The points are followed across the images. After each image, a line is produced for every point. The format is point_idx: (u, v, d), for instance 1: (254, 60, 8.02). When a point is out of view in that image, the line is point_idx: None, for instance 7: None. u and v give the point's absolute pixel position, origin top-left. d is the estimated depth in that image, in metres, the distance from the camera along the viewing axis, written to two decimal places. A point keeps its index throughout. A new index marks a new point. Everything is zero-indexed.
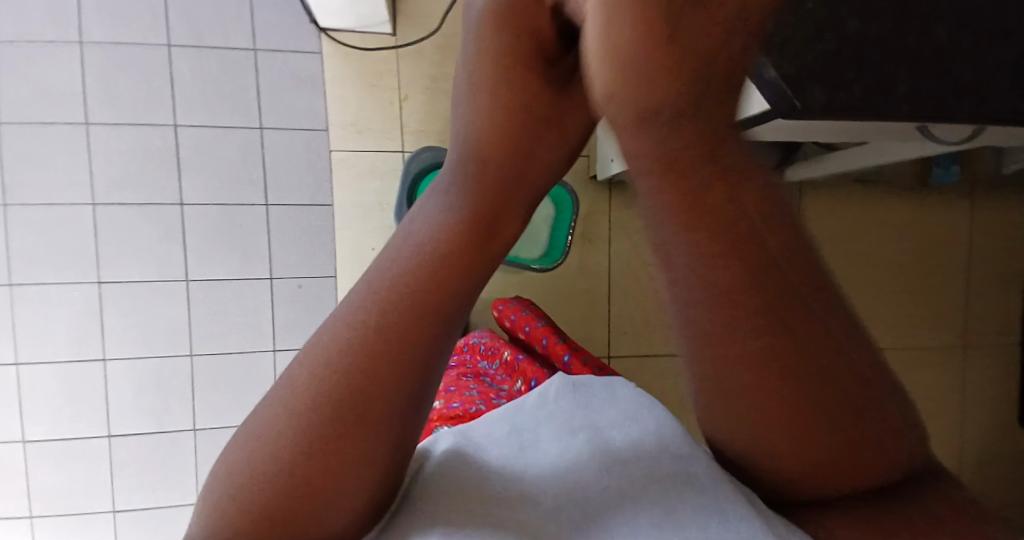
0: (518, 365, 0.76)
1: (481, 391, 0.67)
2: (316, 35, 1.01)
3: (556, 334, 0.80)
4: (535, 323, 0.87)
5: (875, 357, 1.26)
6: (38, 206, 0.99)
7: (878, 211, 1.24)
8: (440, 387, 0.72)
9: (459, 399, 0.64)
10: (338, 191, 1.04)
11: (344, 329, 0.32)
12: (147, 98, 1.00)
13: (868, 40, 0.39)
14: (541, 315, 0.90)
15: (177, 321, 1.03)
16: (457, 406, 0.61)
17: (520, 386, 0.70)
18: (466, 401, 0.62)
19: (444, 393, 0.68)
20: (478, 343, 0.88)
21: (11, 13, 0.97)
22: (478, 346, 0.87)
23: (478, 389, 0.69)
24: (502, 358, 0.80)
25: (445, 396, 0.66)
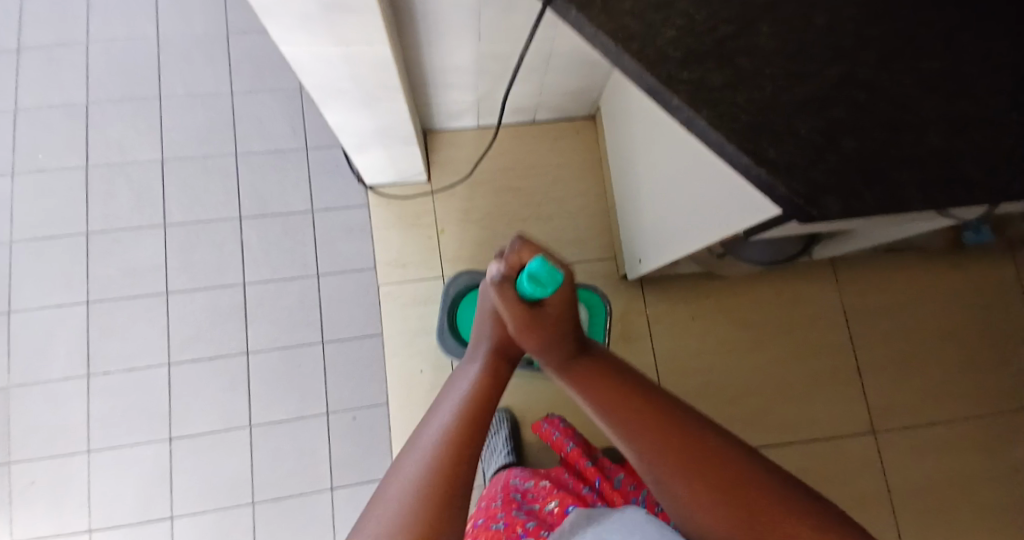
0: (559, 491, 0.81)
1: (507, 527, 0.74)
2: (362, 188, 1.14)
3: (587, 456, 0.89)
4: (569, 445, 0.91)
5: (961, 433, 1.17)
6: (121, 372, 1.07)
7: (918, 279, 1.23)
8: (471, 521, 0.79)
9: None
10: (387, 322, 1.10)
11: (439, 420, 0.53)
12: (217, 261, 1.11)
13: (866, 156, 0.43)
14: (575, 433, 0.94)
15: (240, 469, 1.05)
16: None
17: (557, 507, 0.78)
18: None
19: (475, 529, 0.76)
20: (515, 473, 0.87)
21: (107, 207, 1.13)
22: (512, 479, 0.85)
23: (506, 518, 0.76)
24: (545, 483, 0.83)
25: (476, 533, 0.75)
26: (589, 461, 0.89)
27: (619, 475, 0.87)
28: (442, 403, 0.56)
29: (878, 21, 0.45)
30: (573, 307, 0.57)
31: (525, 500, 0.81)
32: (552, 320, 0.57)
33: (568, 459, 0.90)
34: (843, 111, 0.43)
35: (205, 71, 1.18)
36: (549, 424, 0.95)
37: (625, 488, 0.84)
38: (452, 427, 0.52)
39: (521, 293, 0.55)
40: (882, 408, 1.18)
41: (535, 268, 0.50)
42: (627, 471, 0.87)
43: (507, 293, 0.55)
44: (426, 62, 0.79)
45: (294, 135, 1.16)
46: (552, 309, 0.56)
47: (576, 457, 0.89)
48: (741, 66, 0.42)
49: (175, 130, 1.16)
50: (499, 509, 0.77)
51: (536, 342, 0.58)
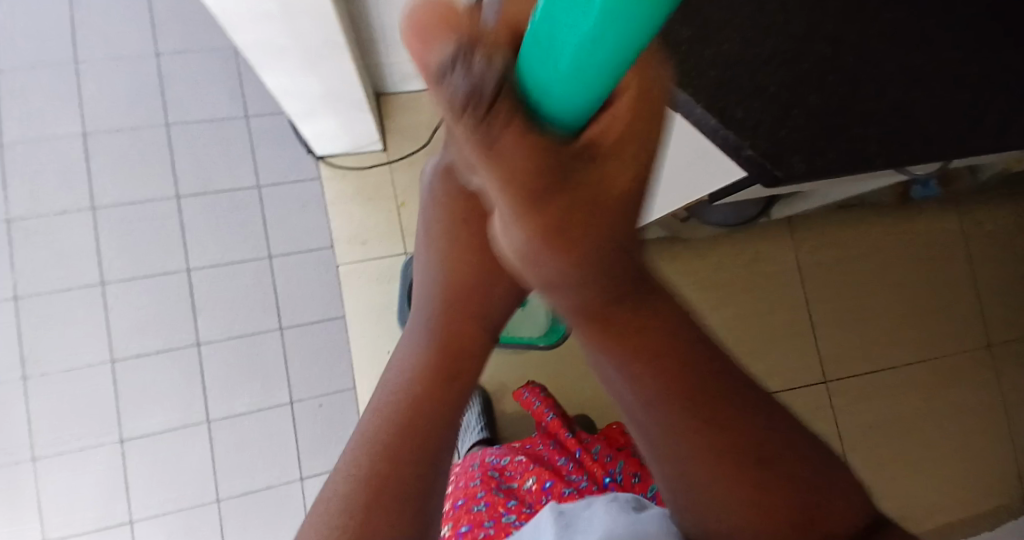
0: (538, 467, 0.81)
1: (490, 507, 0.73)
2: (313, 162, 1.08)
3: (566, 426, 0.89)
4: (549, 415, 0.91)
5: (909, 378, 1.24)
6: (60, 372, 1.00)
7: (869, 234, 1.28)
8: (448, 499, 0.79)
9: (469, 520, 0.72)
10: (349, 303, 1.06)
11: (395, 378, 0.42)
12: (158, 247, 1.04)
13: (834, 110, 0.42)
14: (554, 403, 0.94)
15: (202, 464, 1.00)
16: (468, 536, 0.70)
17: (535, 483, 0.78)
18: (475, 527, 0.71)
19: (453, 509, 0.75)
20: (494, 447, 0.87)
21: (28, 193, 1.03)
22: (491, 452, 0.86)
23: (485, 497, 0.75)
24: (522, 458, 0.83)
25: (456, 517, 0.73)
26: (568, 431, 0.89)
27: (596, 446, 0.86)
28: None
29: None
30: None
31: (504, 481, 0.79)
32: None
33: (548, 429, 0.90)
34: (811, 63, 0.42)
35: (126, 35, 1.07)
36: (530, 394, 0.96)
37: (603, 459, 0.83)
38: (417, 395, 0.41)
39: (495, 200, 0.41)
40: (837, 360, 1.22)
41: None
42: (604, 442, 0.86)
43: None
44: (373, 20, 0.75)
45: (234, 105, 1.08)
46: None
47: (556, 427, 0.89)
48: (709, 18, 0.41)
49: (99, 103, 1.05)
50: (476, 492, 0.76)
51: (509, 275, 0.41)
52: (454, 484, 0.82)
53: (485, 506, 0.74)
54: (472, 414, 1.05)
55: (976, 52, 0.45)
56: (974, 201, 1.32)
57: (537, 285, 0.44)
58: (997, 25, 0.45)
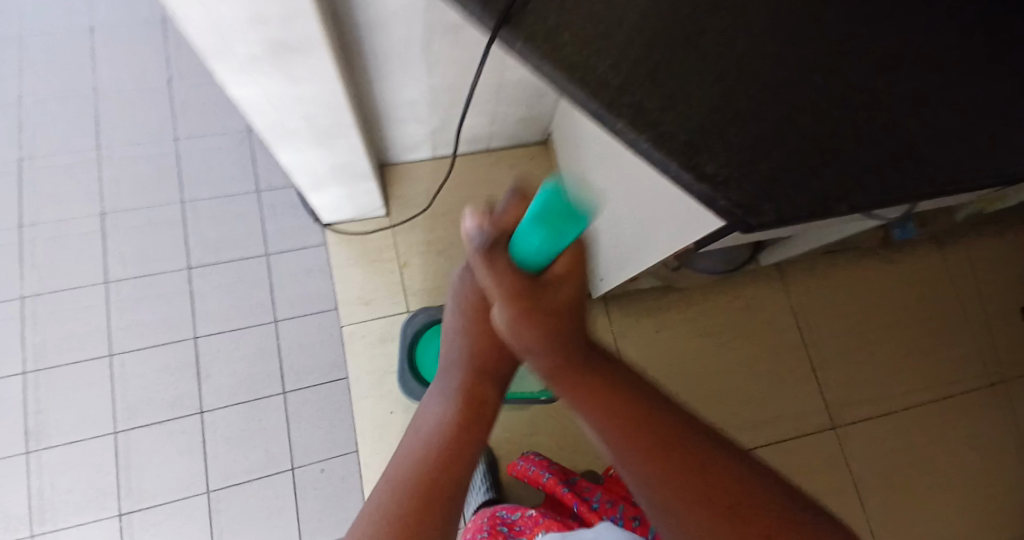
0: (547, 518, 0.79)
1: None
2: (317, 229, 1.12)
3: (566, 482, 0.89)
4: (545, 475, 0.91)
5: (912, 419, 1.24)
6: (64, 446, 1.00)
7: (857, 277, 1.32)
8: None
9: None
10: (352, 364, 1.07)
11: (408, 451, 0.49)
12: (167, 317, 1.06)
13: (796, 164, 0.47)
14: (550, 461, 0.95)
15: (203, 537, 0.98)
16: None
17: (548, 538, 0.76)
18: None
19: None
20: (502, 505, 0.86)
21: (42, 269, 1.06)
22: (500, 508, 0.85)
23: None
24: (532, 512, 0.81)
25: None
26: (566, 487, 0.89)
27: (595, 497, 0.86)
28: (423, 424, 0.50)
29: (796, 41, 0.49)
30: (574, 285, 0.47)
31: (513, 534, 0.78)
32: (552, 301, 0.46)
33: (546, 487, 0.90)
34: (774, 124, 0.47)
35: (143, 121, 1.14)
36: (524, 461, 0.95)
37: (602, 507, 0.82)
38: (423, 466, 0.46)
39: (515, 259, 0.45)
40: (838, 402, 1.23)
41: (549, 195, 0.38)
42: (602, 493, 0.85)
43: (495, 270, 0.44)
44: (377, 99, 0.81)
45: (245, 180, 1.14)
46: (558, 283, 0.46)
47: (553, 486, 0.89)
48: (677, 88, 0.46)
49: (116, 183, 1.11)
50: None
51: (529, 337, 0.47)
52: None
53: None
54: (477, 474, 1.04)
55: (921, 108, 0.50)
56: (953, 241, 1.37)
57: (551, 352, 0.48)
58: (936, 85, 0.51)
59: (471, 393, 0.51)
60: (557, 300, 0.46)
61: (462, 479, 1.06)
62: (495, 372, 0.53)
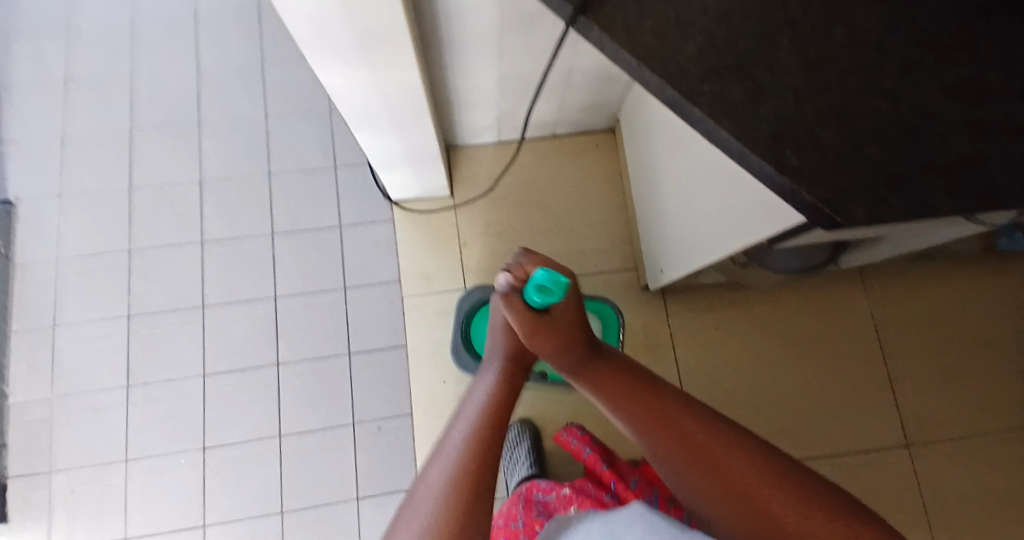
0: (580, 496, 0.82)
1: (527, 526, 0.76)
2: (388, 202, 1.17)
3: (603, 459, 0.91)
4: (586, 451, 0.93)
5: (1002, 446, 1.14)
6: (159, 384, 1.11)
7: (949, 288, 1.21)
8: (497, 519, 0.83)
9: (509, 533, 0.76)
10: (412, 333, 1.12)
11: (454, 438, 0.53)
12: (250, 275, 1.15)
13: (891, 164, 0.44)
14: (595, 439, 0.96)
15: (271, 478, 1.07)
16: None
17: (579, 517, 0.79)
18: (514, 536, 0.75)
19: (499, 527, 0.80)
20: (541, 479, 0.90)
21: (148, 223, 1.18)
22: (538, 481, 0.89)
23: (528, 519, 0.78)
24: (567, 489, 0.84)
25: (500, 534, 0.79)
26: (607, 464, 0.90)
27: (633, 478, 0.87)
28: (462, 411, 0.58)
29: (898, 32, 0.46)
30: (577, 314, 0.62)
31: (546, 509, 0.81)
32: (558, 328, 0.60)
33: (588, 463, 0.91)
34: (865, 121, 0.44)
35: (239, 93, 1.23)
36: (568, 434, 0.97)
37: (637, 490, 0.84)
38: (470, 447, 0.52)
39: (527, 301, 0.60)
40: (916, 421, 1.15)
41: None
42: (640, 476, 0.87)
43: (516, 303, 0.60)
44: (448, 85, 0.82)
45: (324, 155, 1.20)
46: None
47: (592, 462, 0.91)
48: (760, 80, 0.43)
49: (213, 149, 1.21)
50: (518, 515, 0.79)
51: (544, 348, 0.61)
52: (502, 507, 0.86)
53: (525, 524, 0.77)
54: (521, 450, 1.05)
55: None
56: None
57: (565, 356, 0.62)
58: None
59: (504, 386, 0.61)
60: (563, 322, 0.61)
61: (506, 453, 1.08)
62: (523, 373, 0.65)
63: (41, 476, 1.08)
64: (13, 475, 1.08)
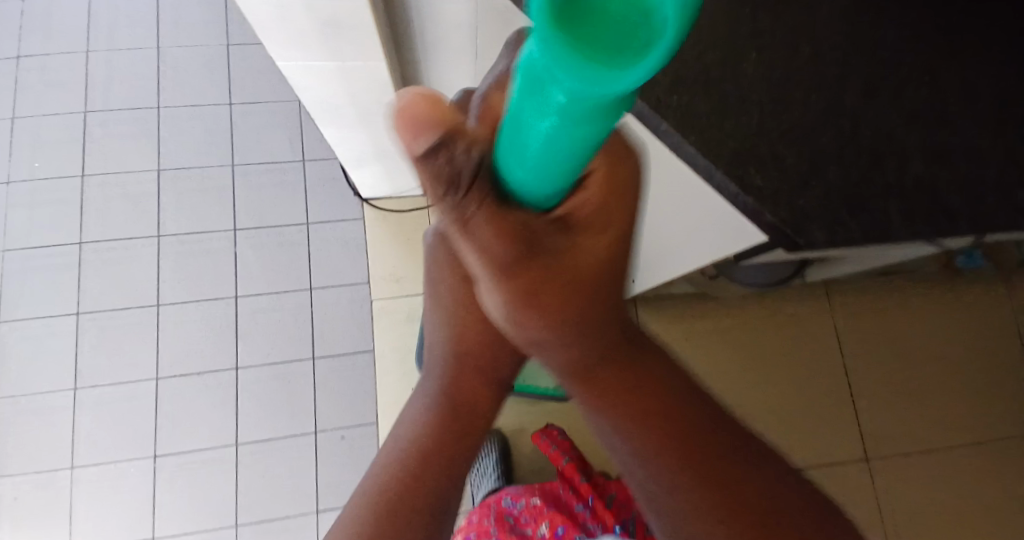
0: (551, 510, 0.81)
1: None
2: (358, 203, 1.15)
3: (581, 471, 0.88)
4: (563, 460, 0.89)
5: (955, 459, 1.17)
6: (108, 386, 1.06)
7: (910, 304, 1.25)
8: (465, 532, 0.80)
9: None
10: (379, 338, 1.09)
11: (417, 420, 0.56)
12: (211, 275, 1.11)
13: (857, 183, 0.43)
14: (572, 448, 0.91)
15: (227, 488, 1.03)
16: None
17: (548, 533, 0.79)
18: None
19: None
20: (512, 489, 0.86)
21: (104, 217, 1.12)
22: (508, 491, 0.84)
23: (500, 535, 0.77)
24: (538, 501, 0.82)
25: None
26: (582, 476, 0.88)
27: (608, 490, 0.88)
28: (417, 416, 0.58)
29: (862, 51, 0.46)
30: None
31: (517, 526, 0.80)
32: None
33: (563, 473, 0.88)
34: (832, 138, 0.44)
35: (205, 85, 1.19)
36: (545, 439, 0.92)
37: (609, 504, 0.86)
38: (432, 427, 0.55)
39: None
40: (875, 435, 1.17)
41: (487, 149, 0.25)
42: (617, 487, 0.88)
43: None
44: (422, 81, 0.81)
45: (292, 150, 1.16)
46: None
47: (570, 473, 0.87)
48: (728, 91, 0.43)
49: (175, 142, 1.16)
50: (490, 528, 0.78)
51: None
52: (470, 516, 0.83)
53: None
54: (488, 463, 1.05)
55: (1001, 132, 0.46)
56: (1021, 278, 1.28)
57: None
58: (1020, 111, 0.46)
59: None
60: None
61: (472, 465, 1.07)
62: None
63: None
64: None
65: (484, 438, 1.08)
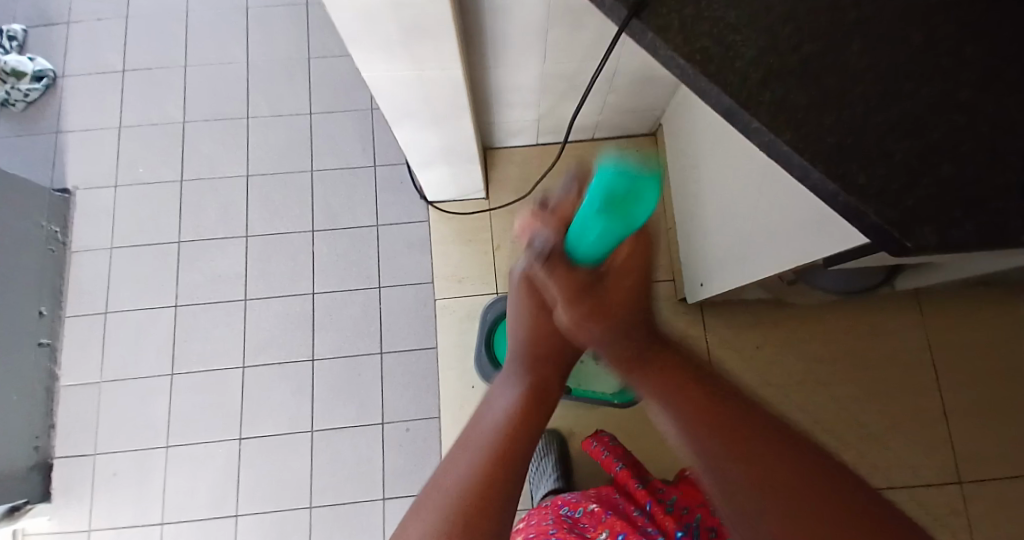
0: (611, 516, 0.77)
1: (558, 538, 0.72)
2: (425, 204, 1.17)
3: (636, 478, 0.87)
4: (617, 466, 0.90)
5: None
6: (196, 373, 1.14)
7: (1019, 314, 1.13)
8: (522, 534, 0.78)
9: None
10: (443, 335, 1.12)
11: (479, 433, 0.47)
12: (289, 272, 1.17)
13: (970, 181, 0.40)
14: (623, 454, 0.93)
15: (300, 473, 1.08)
16: None
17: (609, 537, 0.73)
18: None
19: (524, 537, 0.75)
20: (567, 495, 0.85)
21: (196, 217, 1.21)
22: (565, 497, 0.84)
23: (556, 535, 0.72)
24: (594, 506, 0.79)
25: None
26: (638, 481, 0.87)
27: (671, 498, 0.83)
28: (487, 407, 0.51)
29: (982, 37, 0.42)
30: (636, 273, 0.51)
31: (575, 525, 0.77)
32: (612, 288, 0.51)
33: (618, 478, 0.89)
34: (943, 135, 0.40)
35: (287, 93, 1.26)
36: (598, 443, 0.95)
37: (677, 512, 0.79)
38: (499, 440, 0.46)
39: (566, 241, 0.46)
40: (980, 457, 1.07)
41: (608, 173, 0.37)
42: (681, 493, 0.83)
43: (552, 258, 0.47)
44: (491, 83, 0.81)
45: (364, 155, 1.21)
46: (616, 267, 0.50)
47: (625, 477, 0.88)
48: (825, 87, 0.40)
49: (259, 146, 1.24)
50: (548, 528, 0.75)
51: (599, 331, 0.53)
52: (526, 521, 0.81)
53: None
54: (548, 461, 1.03)
55: None
56: None
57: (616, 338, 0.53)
58: None
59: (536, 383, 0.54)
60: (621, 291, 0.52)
61: (532, 463, 1.06)
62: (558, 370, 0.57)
63: (86, 455, 1.12)
64: (60, 453, 1.13)
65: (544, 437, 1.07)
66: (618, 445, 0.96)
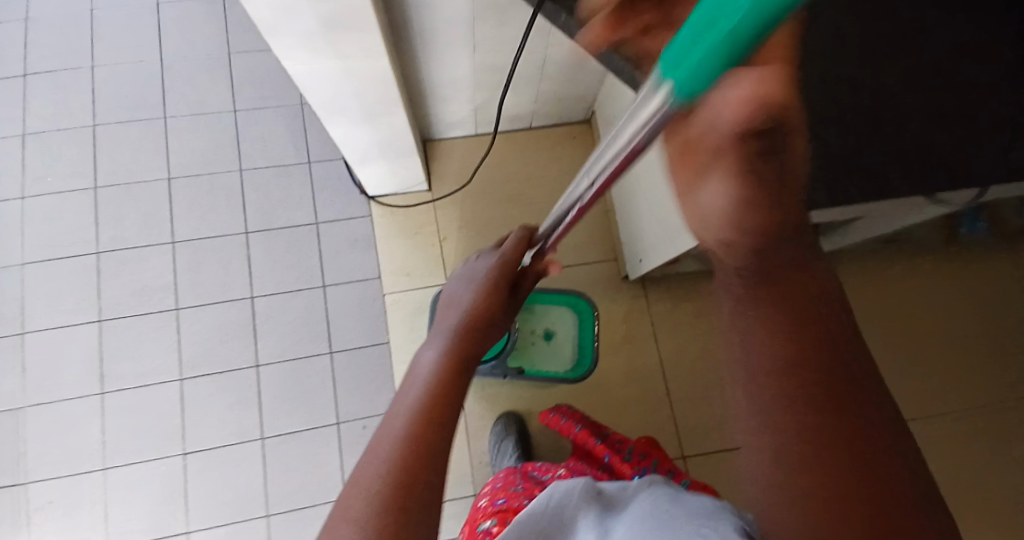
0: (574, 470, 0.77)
1: (527, 488, 0.67)
2: (365, 200, 1.16)
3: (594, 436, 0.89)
4: (576, 429, 0.92)
5: (967, 422, 1.17)
6: (132, 391, 1.09)
7: (920, 267, 1.25)
8: (489, 485, 0.75)
9: (505, 494, 0.67)
10: (393, 330, 1.11)
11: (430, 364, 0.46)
12: (226, 277, 1.13)
13: (852, 150, 0.46)
14: (580, 420, 0.96)
15: (254, 482, 1.06)
16: (503, 503, 0.65)
17: None
18: (512, 496, 0.65)
19: (493, 489, 0.71)
20: None
21: (118, 227, 1.15)
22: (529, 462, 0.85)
23: (525, 484, 0.69)
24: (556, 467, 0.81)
25: (494, 493, 0.69)
26: (596, 439, 0.89)
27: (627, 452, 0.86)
28: (416, 373, 0.45)
29: (861, 21, 0.47)
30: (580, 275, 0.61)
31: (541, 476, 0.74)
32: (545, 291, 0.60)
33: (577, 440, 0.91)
34: (833, 111, 0.45)
35: (209, 91, 1.20)
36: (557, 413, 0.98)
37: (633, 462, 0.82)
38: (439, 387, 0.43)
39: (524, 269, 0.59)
40: (893, 398, 1.18)
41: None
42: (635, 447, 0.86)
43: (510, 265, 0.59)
44: (423, 75, 0.81)
45: (297, 152, 1.18)
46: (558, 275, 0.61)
47: (584, 437, 0.90)
48: None
49: (183, 149, 1.18)
50: (516, 479, 0.71)
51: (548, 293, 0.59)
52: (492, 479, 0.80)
53: (522, 487, 0.69)
54: (508, 443, 1.04)
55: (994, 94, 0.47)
56: None
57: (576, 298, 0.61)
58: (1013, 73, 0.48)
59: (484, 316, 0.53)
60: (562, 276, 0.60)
61: (492, 447, 1.07)
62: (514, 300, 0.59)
63: (14, 489, 1.05)
64: None
65: (502, 421, 1.09)
66: (576, 412, 0.98)
